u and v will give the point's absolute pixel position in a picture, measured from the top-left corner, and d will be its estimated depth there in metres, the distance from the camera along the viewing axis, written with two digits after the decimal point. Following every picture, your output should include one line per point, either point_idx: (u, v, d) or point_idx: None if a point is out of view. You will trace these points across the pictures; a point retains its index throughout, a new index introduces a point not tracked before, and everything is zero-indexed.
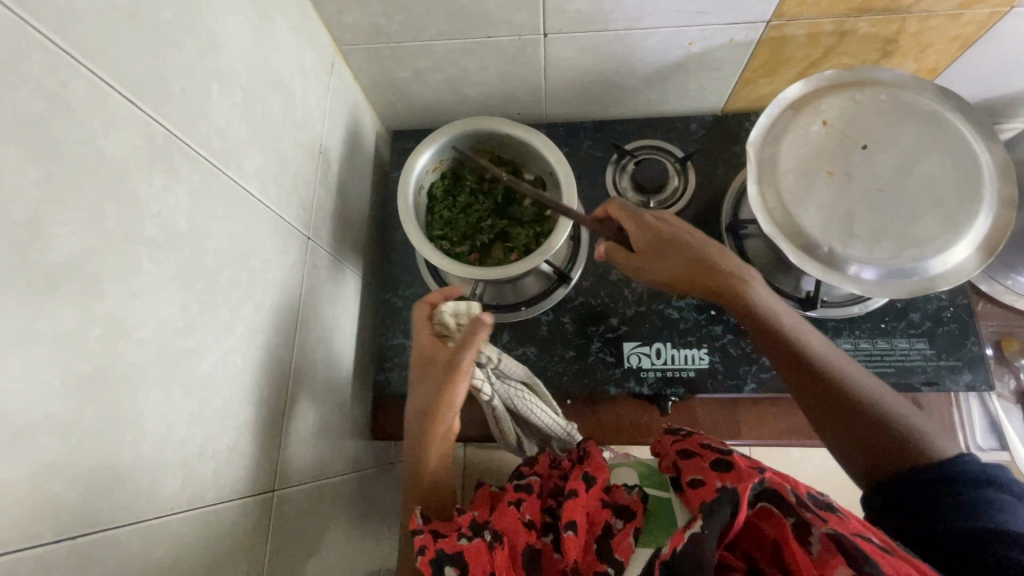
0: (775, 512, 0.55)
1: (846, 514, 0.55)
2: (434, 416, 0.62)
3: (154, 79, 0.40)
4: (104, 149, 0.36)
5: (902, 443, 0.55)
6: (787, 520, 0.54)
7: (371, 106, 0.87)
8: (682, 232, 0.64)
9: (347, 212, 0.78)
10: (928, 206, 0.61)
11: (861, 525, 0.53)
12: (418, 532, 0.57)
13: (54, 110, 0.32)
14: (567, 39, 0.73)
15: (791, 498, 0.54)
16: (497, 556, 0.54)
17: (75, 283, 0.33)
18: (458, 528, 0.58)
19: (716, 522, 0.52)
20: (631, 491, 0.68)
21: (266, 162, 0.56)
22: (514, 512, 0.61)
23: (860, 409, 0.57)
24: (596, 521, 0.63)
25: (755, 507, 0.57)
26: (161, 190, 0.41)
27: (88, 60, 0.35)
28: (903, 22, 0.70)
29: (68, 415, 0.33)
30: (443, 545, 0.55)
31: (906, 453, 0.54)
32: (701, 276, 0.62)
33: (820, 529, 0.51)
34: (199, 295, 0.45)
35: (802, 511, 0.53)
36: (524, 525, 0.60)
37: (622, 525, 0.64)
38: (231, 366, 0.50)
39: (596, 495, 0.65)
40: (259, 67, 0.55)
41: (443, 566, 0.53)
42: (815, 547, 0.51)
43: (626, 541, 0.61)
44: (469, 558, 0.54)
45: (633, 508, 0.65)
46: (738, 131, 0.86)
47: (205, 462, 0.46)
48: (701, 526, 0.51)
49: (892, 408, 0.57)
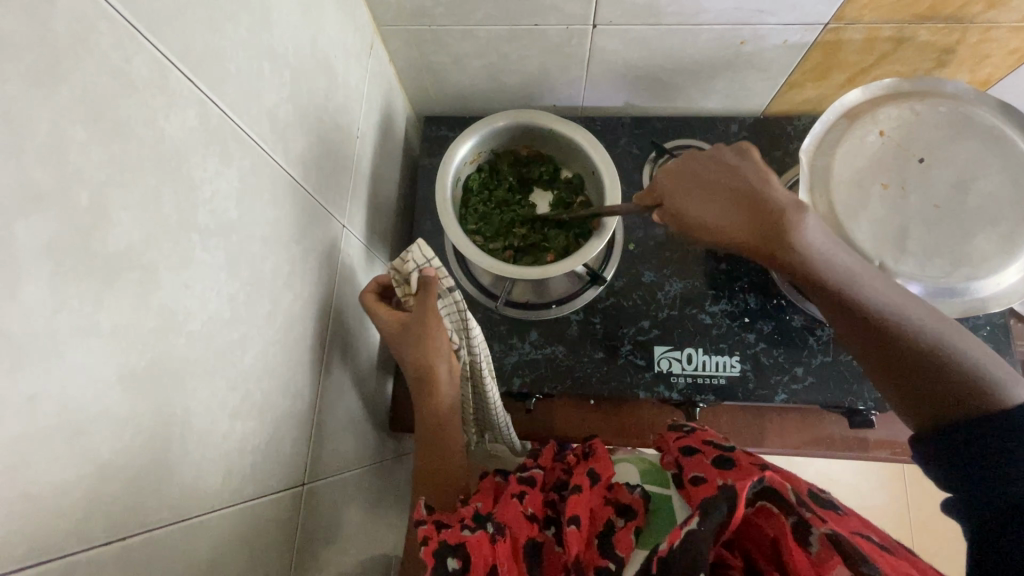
0: (774, 511, 0.52)
1: (846, 511, 0.55)
2: (430, 374, 0.64)
3: (211, 56, 0.38)
4: (163, 130, 0.34)
5: (972, 388, 0.48)
6: (787, 520, 0.51)
7: (404, 89, 0.84)
8: (727, 171, 0.59)
9: (378, 199, 0.76)
10: (984, 223, 0.59)
11: (858, 525, 0.52)
12: (422, 523, 0.58)
13: (118, 86, 0.30)
14: (616, 31, 0.71)
15: (790, 497, 0.52)
16: (497, 547, 0.52)
17: (134, 273, 0.32)
18: (460, 520, 0.57)
19: (712, 521, 0.49)
20: (633, 490, 0.63)
21: (309, 146, 0.54)
22: (516, 505, 0.59)
23: (917, 356, 0.51)
24: (597, 516, 0.60)
25: (755, 506, 0.54)
26: (214, 174, 0.39)
27: (151, 35, 0.32)
28: (963, 32, 0.68)
29: (125, 412, 0.32)
30: (446, 537, 0.55)
31: (976, 400, 0.47)
32: (745, 221, 0.56)
33: (819, 529, 0.49)
34: (245, 285, 0.44)
35: (802, 511, 0.51)
36: (524, 517, 0.58)
37: (623, 522, 0.59)
38: (271, 359, 0.48)
39: (598, 493, 0.61)
40: (306, 46, 0.52)
41: (445, 557, 0.53)
42: (813, 547, 0.48)
43: (628, 537, 0.57)
44: (468, 550, 0.52)
45: (634, 506, 0.61)
46: (780, 133, 0.84)
47: (244, 456, 0.45)
48: (697, 523, 0.49)
49: (956, 350, 0.50)
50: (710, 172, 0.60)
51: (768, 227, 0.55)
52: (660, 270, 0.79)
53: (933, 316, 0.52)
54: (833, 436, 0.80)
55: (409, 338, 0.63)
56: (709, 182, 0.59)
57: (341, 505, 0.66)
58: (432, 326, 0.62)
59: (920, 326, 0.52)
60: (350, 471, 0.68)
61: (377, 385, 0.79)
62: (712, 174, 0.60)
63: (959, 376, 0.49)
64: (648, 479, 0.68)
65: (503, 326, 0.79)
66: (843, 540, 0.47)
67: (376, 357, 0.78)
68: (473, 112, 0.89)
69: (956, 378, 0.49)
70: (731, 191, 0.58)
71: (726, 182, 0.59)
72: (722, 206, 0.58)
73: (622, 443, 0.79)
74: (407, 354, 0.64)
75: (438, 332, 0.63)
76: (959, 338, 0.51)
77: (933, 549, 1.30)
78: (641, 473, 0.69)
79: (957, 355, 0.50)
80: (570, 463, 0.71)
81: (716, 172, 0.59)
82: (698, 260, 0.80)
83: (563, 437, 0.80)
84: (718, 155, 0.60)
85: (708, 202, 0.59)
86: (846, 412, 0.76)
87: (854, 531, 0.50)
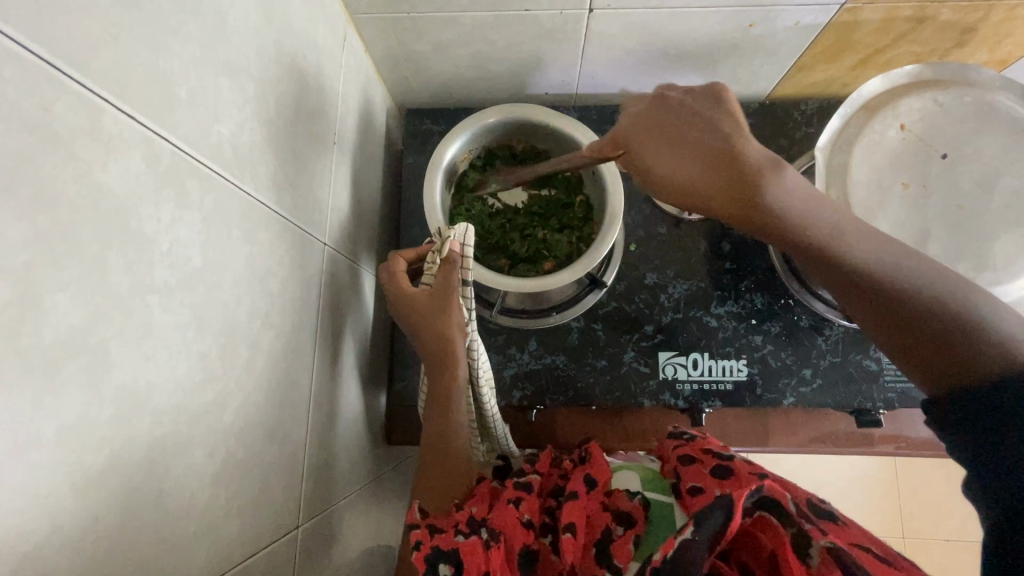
0: (772, 522, 0.46)
1: (848, 521, 0.48)
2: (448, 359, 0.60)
3: (156, 83, 0.32)
4: (102, 184, 0.28)
5: (968, 339, 0.42)
6: (786, 531, 0.45)
7: (382, 80, 0.77)
8: (699, 124, 0.53)
9: (360, 205, 0.70)
10: (1008, 224, 0.56)
11: (861, 537, 0.45)
12: (416, 527, 0.54)
13: (36, 144, 0.25)
14: (614, 14, 0.64)
15: (790, 508, 0.45)
16: (490, 554, 0.48)
17: (77, 362, 0.27)
18: (454, 525, 0.53)
19: (706, 531, 0.43)
20: (632, 496, 0.57)
21: (282, 165, 0.48)
22: (512, 512, 0.53)
23: (914, 308, 0.45)
24: (595, 524, 0.54)
25: (751, 517, 0.48)
26: (171, 222, 0.34)
27: (75, 71, 0.27)
28: (988, 9, 0.63)
29: (82, 519, 0.28)
30: (439, 542, 0.50)
31: (980, 356, 0.41)
32: (716, 179, 0.51)
33: (819, 542, 0.43)
34: (218, 337, 0.39)
35: (801, 521, 0.45)
36: (522, 524, 0.52)
37: (622, 532, 0.53)
38: (254, 408, 0.44)
39: (595, 499, 0.56)
40: (270, 49, 0.46)
41: (434, 564, 0.48)
42: (813, 560, 0.43)
43: (627, 548, 0.51)
44: (464, 558, 0.48)
45: (634, 515, 0.55)
46: (786, 119, 0.79)
47: (230, 520, 0.41)
48: (691, 533, 0.42)
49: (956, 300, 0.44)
50: (686, 126, 0.54)
51: (732, 185, 0.50)
52: (663, 271, 0.76)
53: (932, 268, 0.46)
54: (840, 432, 0.73)
55: (426, 318, 0.59)
56: (679, 135, 0.54)
57: (338, 535, 0.63)
58: (453, 307, 0.59)
59: (919, 279, 0.46)
60: (346, 498, 0.65)
61: (371, 401, 0.75)
62: (682, 130, 0.54)
63: (956, 324, 0.43)
64: (648, 486, 0.60)
65: (500, 335, 0.75)
66: (845, 555, 0.41)
67: (370, 373, 0.74)
68: (459, 102, 0.83)
69: (953, 330, 0.43)
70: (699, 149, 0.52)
71: (696, 136, 0.53)
72: (691, 161, 0.53)
73: (624, 447, 0.73)
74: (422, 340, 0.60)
75: (455, 313, 0.59)
76: (960, 286, 0.45)
77: (918, 513, 1.33)
78: (642, 480, 0.62)
79: (956, 306, 0.44)
80: (569, 467, 0.65)
81: (685, 132, 0.54)
82: (701, 259, 0.76)
83: (564, 445, 0.74)
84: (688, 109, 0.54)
85: (676, 155, 0.54)
86: (854, 412, 0.73)
87: (855, 542, 0.44)
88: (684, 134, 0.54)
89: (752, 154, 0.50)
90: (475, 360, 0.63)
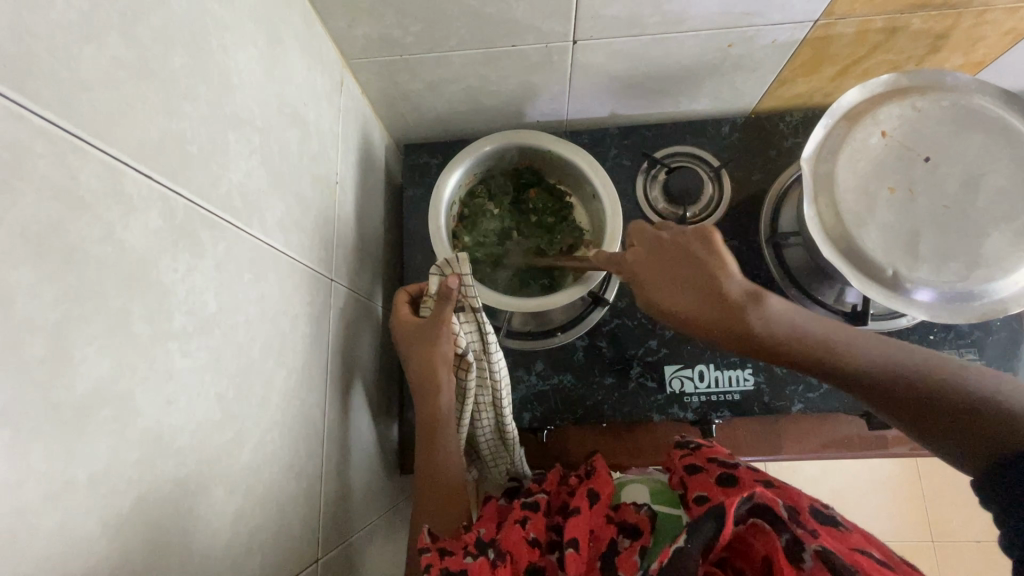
0: (765, 528, 0.45)
1: (849, 526, 0.47)
2: (433, 387, 0.61)
3: (170, 142, 0.35)
4: (125, 241, 0.31)
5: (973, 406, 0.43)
6: (779, 538, 0.45)
7: (379, 119, 0.80)
8: (684, 258, 0.54)
9: (364, 240, 0.72)
10: (995, 222, 0.57)
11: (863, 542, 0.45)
12: (425, 551, 0.53)
13: (63, 209, 0.27)
14: (598, 44, 0.67)
15: (783, 514, 0.45)
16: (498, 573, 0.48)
17: (106, 411, 0.29)
18: (464, 546, 0.52)
19: (700, 538, 0.43)
20: (639, 508, 0.57)
21: (288, 210, 0.51)
22: (517, 530, 0.54)
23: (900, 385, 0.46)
24: (600, 538, 0.54)
25: (746, 523, 0.47)
26: (186, 271, 0.36)
27: (96, 140, 0.29)
28: (958, 17, 0.65)
29: (114, 559, 0.30)
30: (449, 564, 0.50)
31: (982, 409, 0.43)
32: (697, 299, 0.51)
33: (810, 545, 0.43)
34: (234, 378, 0.41)
35: (794, 526, 0.44)
36: (526, 542, 0.53)
37: (628, 543, 0.53)
38: (271, 445, 0.45)
39: (600, 513, 0.56)
40: (273, 101, 0.49)
41: None
42: (806, 564, 0.42)
43: (632, 558, 0.51)
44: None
45: (640, 527, 0.55)
46: (772, 132, 0.81)
47: (251, 556, 0.42)
48: (683, 541, 0.42)
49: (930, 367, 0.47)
50: (685, 251, 0.54)
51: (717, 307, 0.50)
52: None
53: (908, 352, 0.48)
54: (851, 436, 0.74)
55: (419, 341, 0.61)
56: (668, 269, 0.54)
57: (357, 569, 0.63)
58: (441, 339, 0.60)
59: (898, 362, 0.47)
60: (363, 530, 0.65)
61: (385, 432, 0.76)
62: (664, 263, 0.55)
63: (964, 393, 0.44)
64: (658, 497, 0.60)
65: (508, 358, 0.77)
66: (837, 560, 0.41)
67: (382, 403, 0.75)
68: (454, 136, 0.86)
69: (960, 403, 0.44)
70: (699, 275, 0.52)
71: (682, 269, 0.53)
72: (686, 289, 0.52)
73: (638, 464, 0.75)
74: (416, 364, 0.61)
75: (443, 346, 0.60)
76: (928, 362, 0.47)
77: (947, 517, 1.30)
78: (651, 492, 0.62)
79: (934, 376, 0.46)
80: (575, 484, 0.65)
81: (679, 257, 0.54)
82: None
83: (577, 466, 0.76)
84: (694, 237, 0.54)
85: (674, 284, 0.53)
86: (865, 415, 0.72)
87: (855, 546, 0.44)
88: (672, 267, 0.54)
89: (736, 291, 0.50)
90: (500, 389, 0.65)
